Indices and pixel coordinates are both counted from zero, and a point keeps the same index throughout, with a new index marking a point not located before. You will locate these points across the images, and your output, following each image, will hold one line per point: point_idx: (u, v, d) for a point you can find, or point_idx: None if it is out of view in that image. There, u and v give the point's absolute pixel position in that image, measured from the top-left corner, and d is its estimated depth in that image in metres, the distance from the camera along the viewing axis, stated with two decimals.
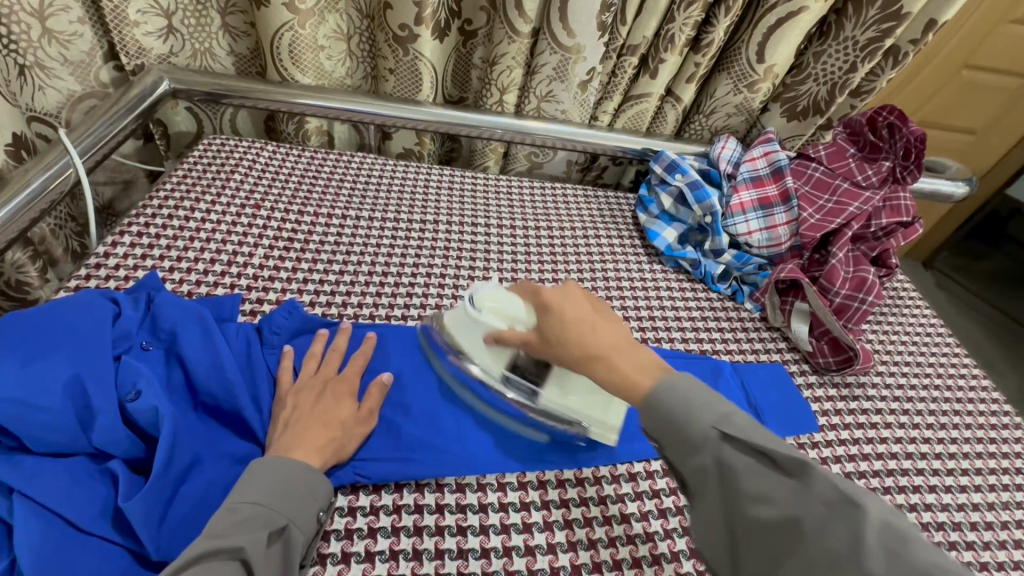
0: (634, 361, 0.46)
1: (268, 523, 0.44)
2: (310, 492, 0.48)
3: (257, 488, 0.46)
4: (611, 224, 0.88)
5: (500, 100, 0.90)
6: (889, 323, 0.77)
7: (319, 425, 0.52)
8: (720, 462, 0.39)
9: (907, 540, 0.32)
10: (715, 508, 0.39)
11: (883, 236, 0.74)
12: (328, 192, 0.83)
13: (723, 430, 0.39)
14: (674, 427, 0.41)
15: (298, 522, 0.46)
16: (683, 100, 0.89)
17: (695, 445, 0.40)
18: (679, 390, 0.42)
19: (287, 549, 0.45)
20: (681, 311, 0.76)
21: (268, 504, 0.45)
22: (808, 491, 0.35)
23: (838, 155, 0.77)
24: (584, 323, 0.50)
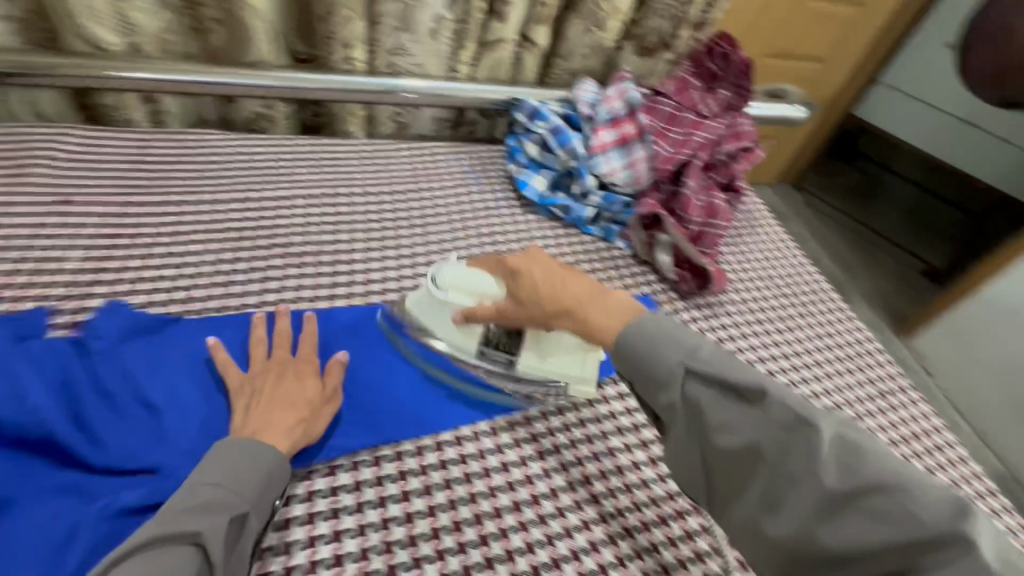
0: (604, 309, 0.48)
1: (231, 508, 0.43)
2: (269, 479, 0.47)
3: (222, 473, 0.45)
4: (483, 179, 0.86)
5: (347, 56, 0.83)
6: (744, 243, 0.83)
7: (280, 407, 0.52)
8: (687, 396, 0.43)
9: (860, 452, 0.37)
10: (684, 439, 0.43)
11: (730, 161, 0.79)
12: (157, 177, 0.73)
13: (688, 365, 0.43)
14: (644, 368, 0.44)
15: (259, 508, 0.46)
16: (538, 44, 0.87)
17: (662, 383, 0.43)
18: (646, 330, 0.45)
19: (242, 535, 0.44)
20: (555, 258, 0.77)
21: (231, 488, 0.44)
22: (769, 418, 0.39)
23: (682, 88, 0.80)
24: (552, 283, 0.50)
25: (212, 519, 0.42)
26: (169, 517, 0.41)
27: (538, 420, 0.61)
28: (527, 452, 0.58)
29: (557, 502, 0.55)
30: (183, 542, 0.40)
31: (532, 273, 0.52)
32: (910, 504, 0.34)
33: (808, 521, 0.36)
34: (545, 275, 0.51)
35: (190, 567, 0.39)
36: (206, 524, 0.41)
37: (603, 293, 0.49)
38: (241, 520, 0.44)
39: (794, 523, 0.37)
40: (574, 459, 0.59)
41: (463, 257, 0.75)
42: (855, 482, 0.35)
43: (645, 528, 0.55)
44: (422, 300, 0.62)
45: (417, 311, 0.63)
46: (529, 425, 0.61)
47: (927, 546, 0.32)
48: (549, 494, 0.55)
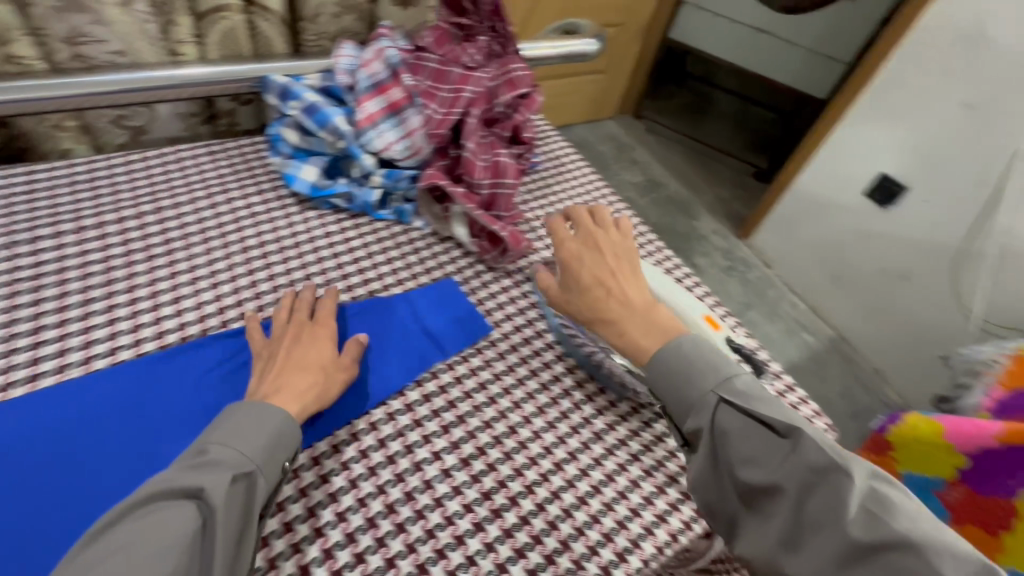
0: (645, 327, 0.49)
1: (237, 466, 0.40)
2: (276, 439, 0.43)
3: (227, 433, 0.42)
4: (247, 179, 0.73)
5: (9, 55, 0.63)
6: (553, 194, 0.78)
7: (296, 370, 0.49)
8: (716, 426, 0.43)
9: (891, 507, 0.36)
10: (707, 466, 0.43)
11: (512, 112, 0.73)
12: None
13: (722, 394, 0.43)
14: (676, 388, 0.45)
15: (268, 468, 0.42)
16: (272, 9, 0.74)
17: (695, 407, 0.44)
18: (683, 351, 0.46)
19: (251, 496, 0.40)
20: (344, 256, 0.68)
21: (236, 446, 0.41)
22: (798, 456, 0.39)
23: (443, 39, 0.72)
24: (595, 288, 0.52)
25: (213, 477, 0.39)
26: (165, 476, 0.39)
27: (329, 455, 0.50)
28: (316, 498, 0.47)
29: (355, 547, 0.45)
30: (184, 499, 0.38)
31: (585, 264, 0.54)
32: (937, 566, 0.33)
33: (827, 566, 0.36)
34: (596, 279, 0.52)
35: (190, 524, 0.37)
36: (208, 481, 0.38)
37: (649, 308, 0.50)
38: (247, 479, 0.41)
39: (815, 567, 0.36)
40: (375, 488, 0.48)
41: (228, 282, 0.62)
42: (886, 535, 0.34)
43: (459, 542, 0.46)
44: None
45: None
46: (318, 465, 0.49)
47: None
48: (345, 542, 0.45)
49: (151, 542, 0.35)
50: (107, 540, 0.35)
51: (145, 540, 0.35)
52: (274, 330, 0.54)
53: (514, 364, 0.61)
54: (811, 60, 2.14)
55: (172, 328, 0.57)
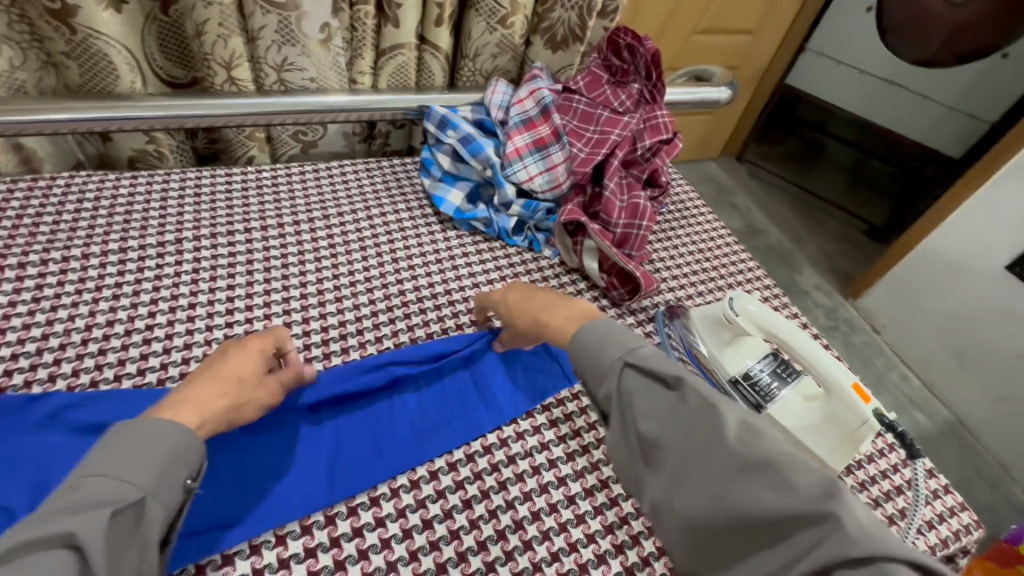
0: (566, 313, 0.51)
1: (119, 500, 0.36)
2: (174, 455, 0.39)
3: (106, 464, 0.37)
4: (398, 196, 0.80)
5: (230, 78, 0.75)
6: (678, 237, 0.79)
7: (213, 379, 0.46)
8: (621, 387, 0.44)
9: (759, 434, 0.40)
10: (615, 430, 0.44)
11: (651, 156, 0.76)
12: (16, 231, 0.65)
13: (627, 358, 0.44)
14: (587, 358, 0.46)
15: (165, 493, 0.38)
16: (441, 47, 0.81)
17: (603, 373, 0.44)
18: (596, 328, 0.47)
19: (139, 526, 0.36)
20: (479, 277, 0.73)
21: (121, 476, 0.36)
22: (685, 404, 0.41)
23: (594, 83, 0.76)
24: (524, 301, 0.56)
25: (90, 517, 0.34)
26: (34, 518, 0.33)
27: (464, 463, 0.56)
28: (452, 502, 0.53)
29: (486, 556, 0.50)
30: (50, 552, 0.32)
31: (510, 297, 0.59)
32: (800, 480, 0.36)
33: (707, 496, 0.38)
34: (519, 296, 0.57)
35: None
36: (82, 522, 0.33)
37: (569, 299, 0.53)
38: (135, 508, 0.36)
39: (700, 502, 0.39)
40: (503, 503, 0.54)
41: (380, 291, 0.69)
42: (759, 458, 0.38)
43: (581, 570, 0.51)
44: (711, 314, 0.63)
45: (700, 322, 0.64)
46: (454, 471, 0.55)
47: (800, 518, 0.35)
48: (477, 548, 0.50)
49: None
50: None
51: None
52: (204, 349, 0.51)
53: None
54: (947, 119, 2.00)
55: (334, 325, 0.65)
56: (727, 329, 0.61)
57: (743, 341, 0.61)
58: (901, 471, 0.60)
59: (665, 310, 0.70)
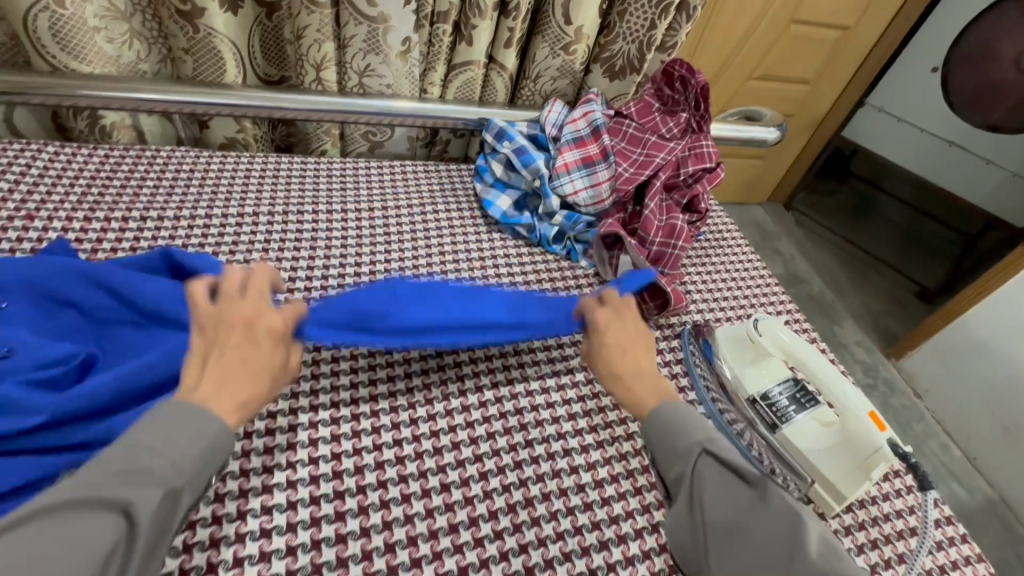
0: (650, 388, 0.52)
1: (166, 482, 0.37)
2: (212, 450, 0.40)
3: (153, 440, 0.38)
4: (450, 197, 0.87)
5: (318, 77, 0.85)
6: (710, 263, 0.82)
7: (234, 362, 0.44)
8: (696, 471, 0.46)
9: (841, 558, 0.40)
10: (681, 512, 0.45)
11: (692, 182, 0.80)
12: (123, 192, 0.75)
13: (707, 446, 0.47)
14: (665, 436, 0.48)
15: (199, 481, 0.40)
16: (507, 67, 0.88)
17: (682, 455, 0.47)
18: (672, 411, 0.50)
19: (172, 509, 0.38)
20: (517, 278, 0.77)
21: (167, 461, 0.38)
22: (763, 504, 0.42)
23: (645, 110, 0.81)
24: (627, 352, 0.56)
25: (142, 494, 0.36)
26: (86, 482, 0.35)
27: (484, 440, 0.60)
28: (469, 473, 0.57)
29: (495, 525, 0.54)
30: (108, 516, 0.35)
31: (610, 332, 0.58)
32: None
33: None
34: (619, 342, 0.57)
35: (103, 547, 0.34)
36: (135, 498, 0.35)
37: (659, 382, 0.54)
38: (174, 495, 0.38)
39: None
40: (518, 480, 0.57)
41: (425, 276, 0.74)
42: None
43: (583, 552, 0.53)
44: (736, 334, 0.66)
45: (724, 342, 0.67)
46: (474, 445, 0.59)
47: None
48: (487, 516, 0.54)
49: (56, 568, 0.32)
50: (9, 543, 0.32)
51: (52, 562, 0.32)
52: (222, 290, 0.48)
53: None
54: (1013, 184, 1.96)
55: None
56: (751, 349, 0.64)
57: (764, 363, 0.64)
58: (917, 512, 0.59)
59: (691, 329, 0.72)
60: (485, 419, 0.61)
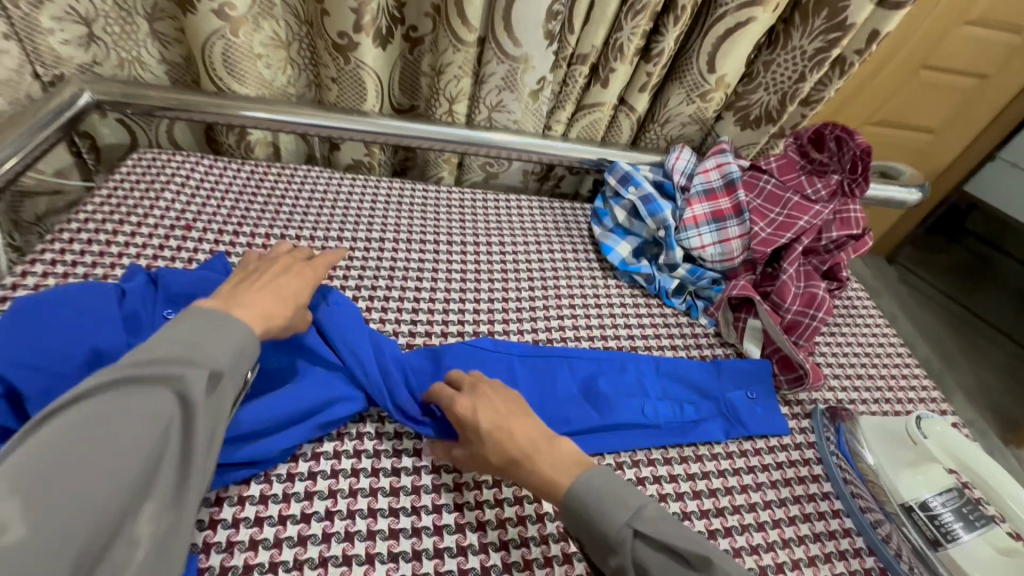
0: (556, 460, 0.48)
1: (210, 364, 0.42)
2: (246, 346, 0.45)
3: (194, 332, 0.43)
4: (566, 238, 0.85)
5: (450, 110, 0.87)
6: (845, 335, 0.75)
7: (268, 295, 0.52)
8: (636, 560, 0.42)
9: None
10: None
11: (834, 249, 0.74)
12: (266, 211, 0.80)
13: (635, 526, 0.43)
14: (591, 525, 0.44)
15: (238, 372, 0.44)
16: (637, 110, 0.87)
17: (614, 545, 0.43)
18: (593, 487, 0.45)
19: (219, 394, 0.43)
20: (635, 330, 0.75)
21: (206, 352, 0.42)
22: None
23: (788, 167, 0.76)
24: (503, 427, 0.50)
25: (191, 371, 0.41)
26: (139, 361, 0.39)
27: None
28: None
29: None
30: (163, 392, 0.39)
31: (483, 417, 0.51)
32: None
33: None
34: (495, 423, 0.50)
35: (160, 414, 0.38)
36: (186, 375, 0.40)
37: (553, 439, 0.50)
38: (217, 378, 0.42)
39: None
40: None
41: (542, 322, 0.73)
42: None
43: None
44: (888, 428, 0.60)
45: (872, 435, 0.61)
46: None
47: None
48: None
49: (127, 431, 0.36)
50: (83, 407, 0.36)
51: (131, 425, 0.37)
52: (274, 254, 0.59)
53: (785, 498, 0.59)
54: None
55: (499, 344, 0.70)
56: (908, 449, 0.58)
57: (924, 466, 0.57)
58: None
59: (825, 410, 0.67)
60: None
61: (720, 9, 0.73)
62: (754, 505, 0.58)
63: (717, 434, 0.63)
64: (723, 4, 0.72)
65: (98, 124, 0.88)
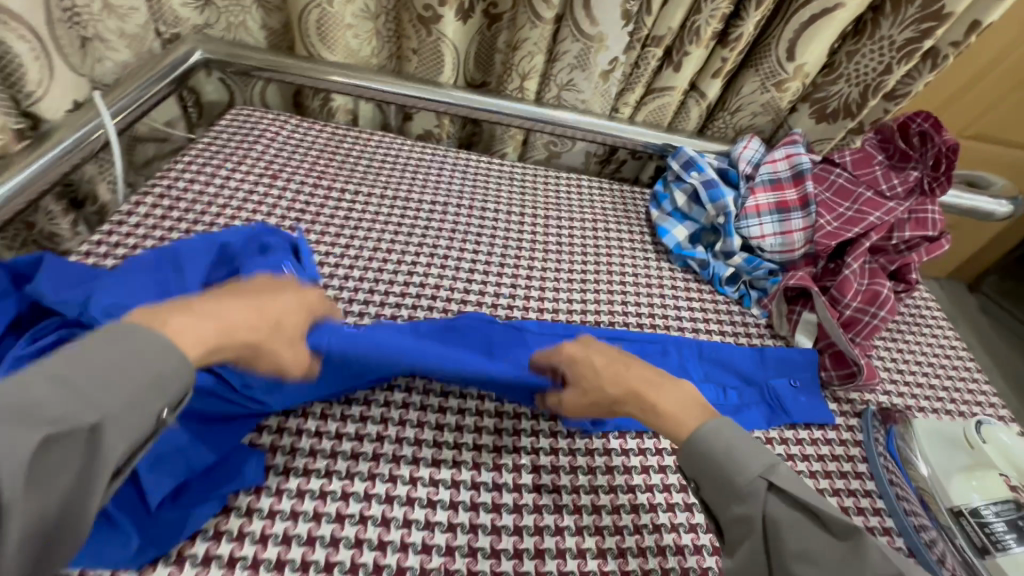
0: (676, 398, 0.49)
1: (72, 418, 0.32)
2: (155, 383, 0.36)
3: (76, 369, 0.33)
4: (623, 219, 0.87)
5: (521, 86, 0.89)
6: (906, 341, 0.72)
7: (251, 309, 0.46)
8: (766, 513, 0.42)
9: None
10: (754, 559, 0.42)
11: (906, 249, 0.71)
12: (343, 168, 0.86)
13: (770, 480, 0.43)
14: (721, 470, 0.44)
15: (125, 424, 0.35)
16: (707, 96, 0.86)
17: (742, 495, 0.43)
18: (724, 434, 0.45)
19: (87, 453, 0.33)
20: (683, 311, 0.75)
21: (89, 394, 0.33)
22: (855, 556, 0.39)
23: (864, 161, 0.74)
24: (615, 367, 0.52)
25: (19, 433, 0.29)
26: None
27: (638, 471, 0.59)
28: (621, 501, 0.56)
29: (643, 564, 0.53)
30: None
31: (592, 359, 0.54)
32: None
33: None
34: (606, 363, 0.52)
35: None
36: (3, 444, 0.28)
37: (667, 380, 0.51)
38: (80, 436, 0.32)
39: None
40: (669, 523, 0.56)
41: (591, 297, 0.75)
42: None
43: None
44: (947, 432, 0.59)
45: (927, 439, 0.59)
46: (628, 474, 0.59)
47: None
48: (636, 552, 0.53)
49: None
50: None
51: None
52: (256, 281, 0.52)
53: (824, 489, 0.59)
54: None
55: (548, 311, 0.73)
56: (965, 453, 0.57)
57: (979, 472, 0.56)
58: None
59: (877, 411, 0.65)
60: (640, 451, 0.61)
61: None
62: None
63: (759, 421, 0.63)
64: None
65: (204, 82, 0.98)
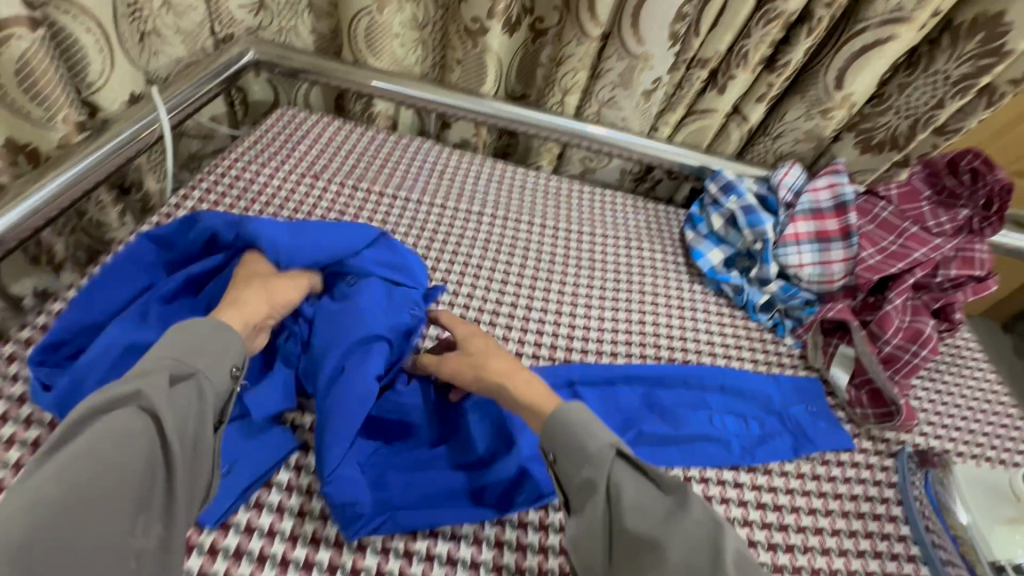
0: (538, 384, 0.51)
1: (179, 373, 0.42)
2: (224, 347, 0.45)
3: (181, 347, 0.43)
4: (656, 239, 0.86)
5: (561, 101, 0.89)
6: (945, 382, 0.70)
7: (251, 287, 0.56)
8: (609, 477, 0.42)
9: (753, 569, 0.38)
10: (594, 520, 0.41)
11: (951, 287, 0.69)
12: (381, 173, 0.88)
13: (618, 448, 0.43)
14: (576, 439, 0.43)
15: (214, 376, 0.43)
16: (749, 120, 0.85)
17: (592, 461, 0.42)
18: (584, 409, 0.45)
19: (200, 397, 0.42)
20: (715, 336, 0.74)
21: (182, 357, 0.42)
22: (683, 512, 0.40)
23: (910, 196, 0.73)
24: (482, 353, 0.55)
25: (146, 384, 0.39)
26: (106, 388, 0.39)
27: None
28: None
29: None
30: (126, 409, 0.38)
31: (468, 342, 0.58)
32: None
33: None
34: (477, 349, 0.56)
35: (132, 432, 0.38)
36: (146, 391, 0.39)
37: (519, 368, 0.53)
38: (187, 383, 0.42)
39: None
40: None
41: (622, 316, 0.75)
42: None
43: None
44: (991, 484, 0.58)
45: (970, 488, 0.57)
46: None
47: None
48: None
49: (108, 454, 0.36)
50: (83, 431, 0.37)
51: (102, 452, 0.36)
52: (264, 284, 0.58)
53: (856, 530, 0.57)
54: None
55: (579, 328, 0.72)
56: (1010, 506, 0.55)
57: None
58: None
59: (912, 453, 0.63)
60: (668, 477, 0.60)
61: (860, 24, 0.71)
62: (821, 529, 0.57)
63: (787, 451, 0.62)
64: (864, 19, 0.70)
65: (252, 82, 1.01)
